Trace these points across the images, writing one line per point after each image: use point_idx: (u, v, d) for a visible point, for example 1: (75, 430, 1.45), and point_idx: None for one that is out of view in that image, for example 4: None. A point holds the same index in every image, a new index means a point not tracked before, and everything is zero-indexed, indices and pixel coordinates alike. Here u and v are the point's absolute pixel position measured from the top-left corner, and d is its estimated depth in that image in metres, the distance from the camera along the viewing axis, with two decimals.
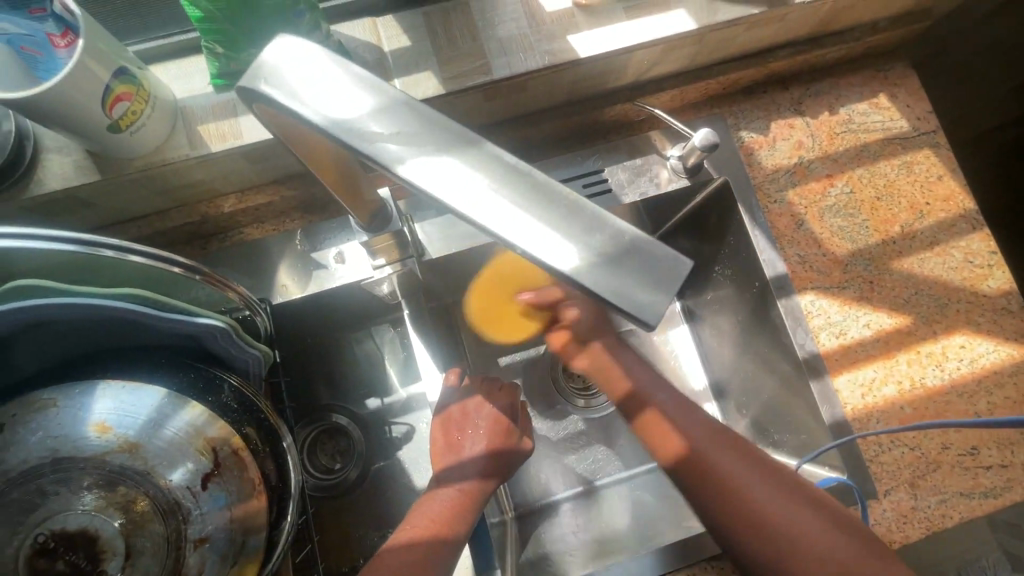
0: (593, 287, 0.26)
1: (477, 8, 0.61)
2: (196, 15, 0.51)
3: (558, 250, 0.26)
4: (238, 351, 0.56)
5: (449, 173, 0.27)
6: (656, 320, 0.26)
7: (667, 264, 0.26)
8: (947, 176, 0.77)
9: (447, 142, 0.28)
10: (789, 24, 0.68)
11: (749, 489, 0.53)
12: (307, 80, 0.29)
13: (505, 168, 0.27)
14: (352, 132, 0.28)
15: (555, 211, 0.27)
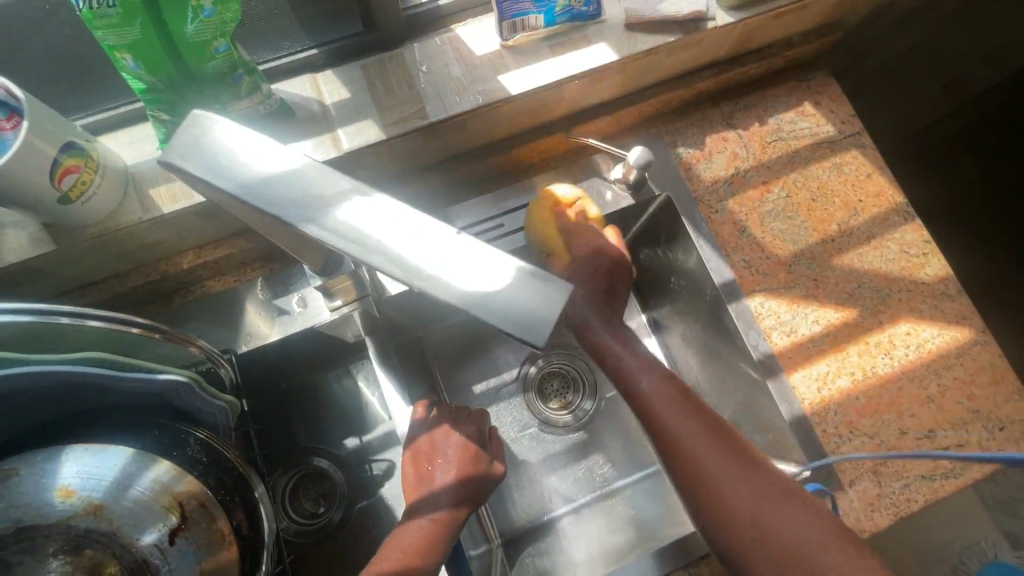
0: (494, 316, 0.28)
1: (410, 57, 0.65)
2: (139, 88, 0.54)
3: (466, 286, 0.28)
4: (203, 404, 0.58)
5: (362, 230, 0.29)
6: (546, 340, 0.28)
7: (554, 288, 0.29)
8: (876, 173, 0.82)
9: (354, 195, 0.30)
10: (707, 47, 0.72)
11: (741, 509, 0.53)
12: (227, 153, 0.31)
13: (407, 218, 0.30)
14: (262, 195, 0.30)
15: (459, 251, 0.29)
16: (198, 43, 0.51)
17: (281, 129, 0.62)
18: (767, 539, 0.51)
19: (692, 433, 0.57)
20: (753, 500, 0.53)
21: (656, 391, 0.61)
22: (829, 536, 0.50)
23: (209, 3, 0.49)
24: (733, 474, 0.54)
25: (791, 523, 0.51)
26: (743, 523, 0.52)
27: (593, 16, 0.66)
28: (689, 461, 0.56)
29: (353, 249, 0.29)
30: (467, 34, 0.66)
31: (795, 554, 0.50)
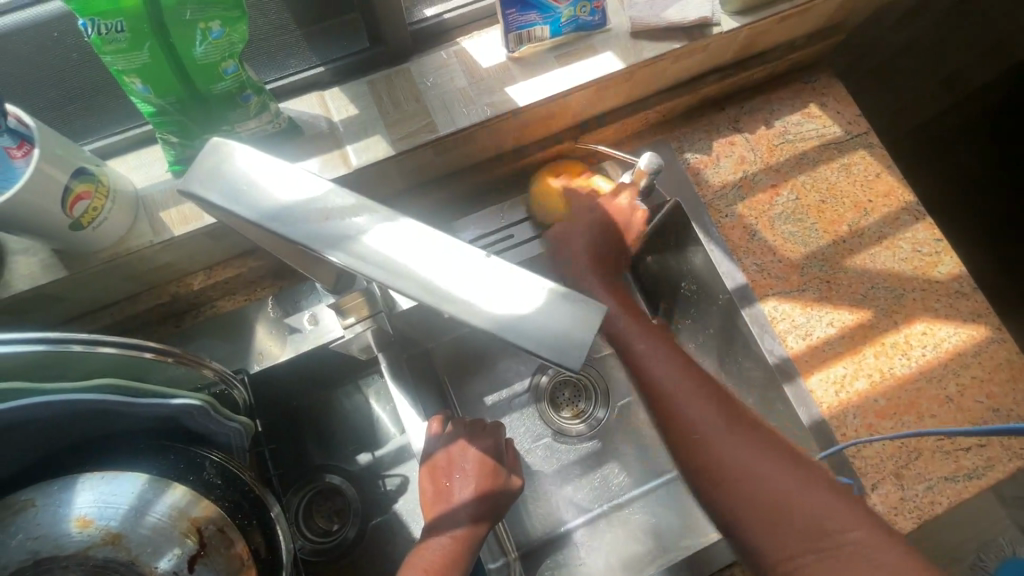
0: (525, 342, 0.27)
1: (417, 70, 0.64)
2: (148, 111, 0.54)
3: (496, 312, 0.28)
4: (217, 426, 0.58)
5: (387, 257, 0.29)
6: (580, 362, 0.27)
7: (582, 312, 0.28)
8: (884, 173, 0.81)
9: (377, 220, 0.30)
10: (712, 53, 0.72)
11: (738, 465, 0.53)
12: (245, 181, 0.30)
13: (432, 243, 0.29)
14: (280, 220, 0.29)
15: (487, 274, 0.28)
16: (206, 65, 0.51)
17: (290, 147, 0.62)
18: (773, 500, 0.51)
19: (697, 404, 0.56)
20: (760, 461, 0.53)
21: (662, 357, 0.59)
22: (832, 495, 0.51)
23: (217, 25, 0.49)
24: (737, 436, 0.54)
25: (799, 482, 0.51)
26: (748, 485, 0.52)
27: (599, 25, 0.66)
28: (681, 425, 0.56)
29: (378, 273, 0.29)
30: (473, 46, 0.66)
31: (798, 512, 0.50)
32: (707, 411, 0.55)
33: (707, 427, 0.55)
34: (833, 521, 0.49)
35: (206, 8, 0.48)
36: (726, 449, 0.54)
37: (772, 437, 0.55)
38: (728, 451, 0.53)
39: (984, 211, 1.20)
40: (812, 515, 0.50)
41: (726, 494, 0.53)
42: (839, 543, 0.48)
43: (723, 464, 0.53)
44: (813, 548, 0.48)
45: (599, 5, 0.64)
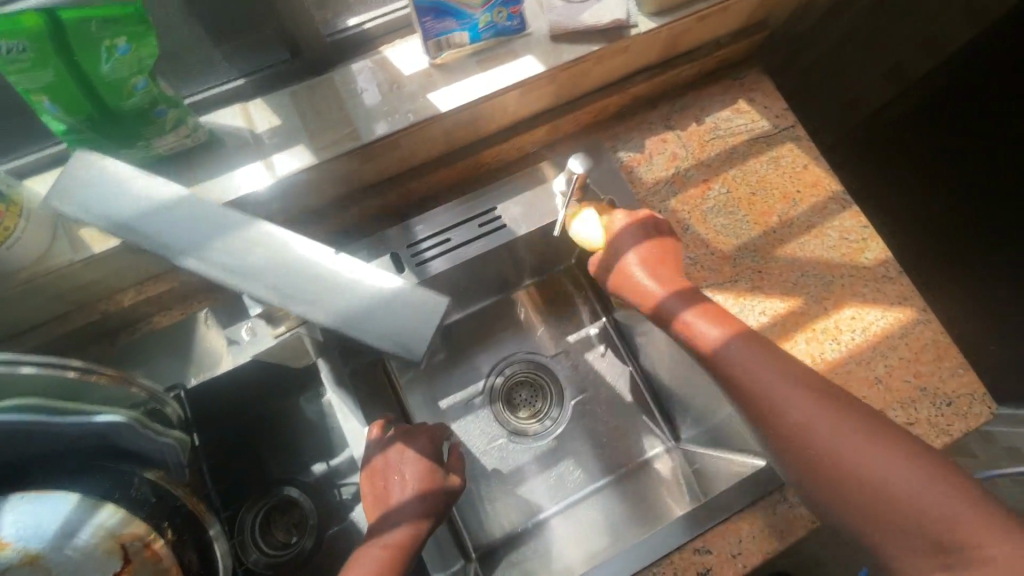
0: (352, 325, 0.32)
1: (340, 80, 0.65)
2: (60, 129, 0.54)
3: (326, 302, 0.33)
4: (148, 442, 0.59)
5: (229, 258, 0.33)
6: (401, 339, 0.32)
7: (401, 297, 0.33)
8: (812, 164, 0.84)
9: (224, 225, 0.34)
10: (635, 54, 0.74)
11: (872, 467, 0.51)
12: (99, 195, 0.34)
13: (272, 242, 0.34)
14: (130, 228, 0.33)
15: (322, 270, 0.33)
16: (114, 82, 0.51)
17: (213, 161, 0.62)
18: (842, 478, 0.52)
19: (794, 398, 0.56)
20: (865, 458, 0.52)
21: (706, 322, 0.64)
22: (898, 458, 0.51)
23: (123, 42, 0.50)
24: (799, 404, 0.56)
25: (848, 441, 0.53)
26: (834, 461, 0.53)
27: (518, 30, 0.67)
28: (787, 420, 0.56)
29: (227, 272, 0.33)
30: (395, 54, 0.67)
31: (856, 477, 0.52)
32: (824, 413, 0.55)
33: (813, 423, 0.55)
34: (901, 489, 0.50)
35: (111, 25, 0.48)
36: (847, 448, 0.53)
37: (884, 429, 0.53)
38: (849, 445, 0.53)
39: (926, 215, 1.22)
40: (875, 480, 0.51)
41: (866, 492, 0.51)
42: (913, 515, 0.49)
43: (840, 463, 0.53)
44: (879, 519, 0.50)
45: (516, 11, 0.65)
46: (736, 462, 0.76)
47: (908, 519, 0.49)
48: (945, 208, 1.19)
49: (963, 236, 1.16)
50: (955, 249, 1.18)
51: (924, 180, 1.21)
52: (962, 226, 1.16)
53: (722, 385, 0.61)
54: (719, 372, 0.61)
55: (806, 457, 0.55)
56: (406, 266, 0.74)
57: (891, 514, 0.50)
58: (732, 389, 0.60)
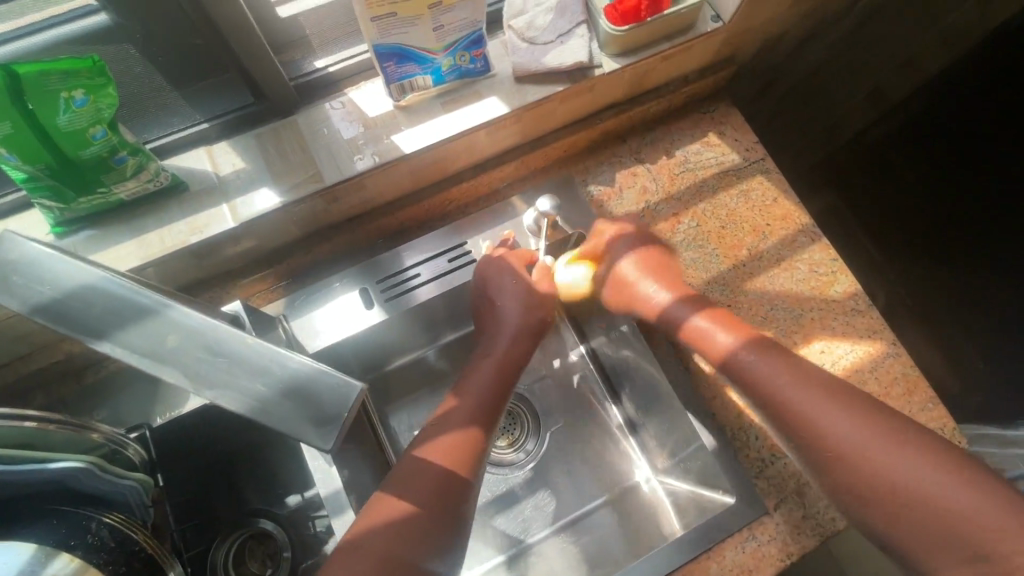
0: (280, 421, 0.29)
1: (305, 123, 0.66)
2: (20, 177, 0.54)
3: (250, 396, 0.30)
4: (109, 486, 0.59)
5: (148, 345, 0.30)
6: (331, 439, 0.29)
7: (334, 391, 0.30)
8: (782, 197, 0.84)
9: (143, 307, 0.31)
10: (600, 92, 0.75)
11: (900, 475, 0.53)
12: (19, 275, 0.31)
13: (197, 326, 0.31)
14: (44, 311, 0.31)
15: (247, 358, 0.30)
16: (72, 132, 0.52)
17: (177, 205, 0.63)
18: (886, 488, 0.54)
19: (812, 403, 0.58)
20: (898, 466, 0.54)
21: (712, 324, 0.67)
22: (935, 464, 0.53)
23: (81, 94, 0.50)
24: (832, 409, 0.57)
25: (905, 459, 0.54)
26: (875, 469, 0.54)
27: (482, 72, 0.68)
28: (809, 429, 0.58)
29: (146, 361, 0.30)
30: (360, 96, 0.68)
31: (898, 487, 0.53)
32: (844, 417, 0.57)
33: (834, 430, 0.56)
34: (952, 500, 0.51)
35: (69, 78, 0.49)
36: (871, 454, 0.55)
37: (903, 434, 0.55)
38: (877, 451, 0.55)
39: (911, 242, 1.20)
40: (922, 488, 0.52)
41: (896, 496, 0.53)
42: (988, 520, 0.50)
43: (867, 467, 0.54)
44: (952, 547, 0.50)
45: (479, 54, 0.66)
46: (710, 497, 0.76)
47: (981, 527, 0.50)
48: (931, 236, 1.16)
49: (952, 264, 1.14)
50: (942, 277, 1.16)
51: (910, 206, 1.19)
52: (939, 251, 1.16)
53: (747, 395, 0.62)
54: (745, 377, 0.62)
55: (830, 464, 0.56)
56: (377, 301, 0.73)
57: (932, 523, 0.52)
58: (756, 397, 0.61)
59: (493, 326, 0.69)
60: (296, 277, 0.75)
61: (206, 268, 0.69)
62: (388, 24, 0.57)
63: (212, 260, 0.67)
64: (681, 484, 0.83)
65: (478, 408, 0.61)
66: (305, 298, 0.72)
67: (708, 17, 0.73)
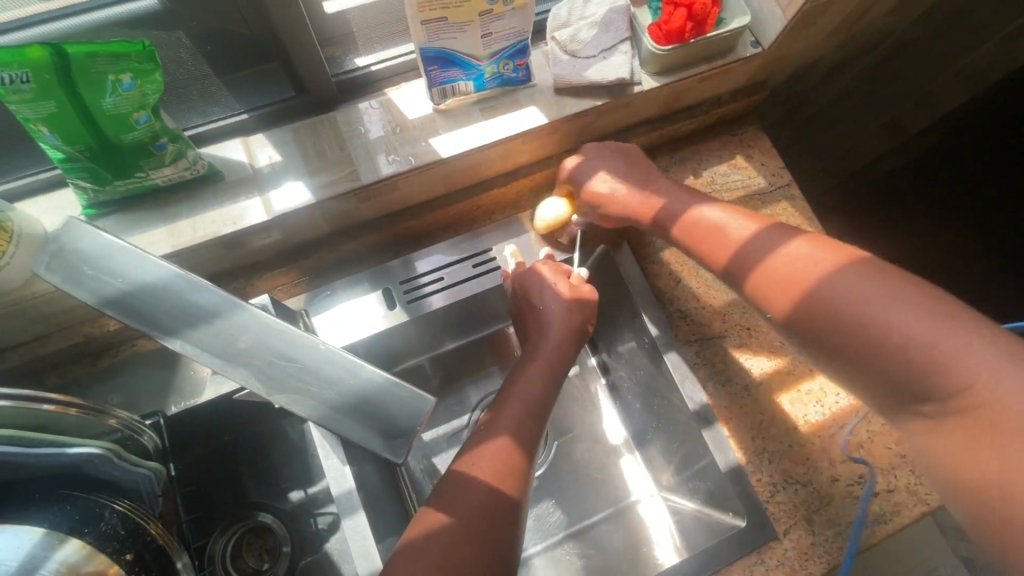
0: (351, 432, 0.30)
1: (343, 119, 0.66)
2: (59, 157, 0.54)
3: (322, 406, 0.30)
4: (122, 473, 0.58)
5: (221, 347, 0.31)
6: (404, 453, 0.30)
7: (406, 404, 0.31)
8: (805, 224, 0.84)
9: (217, 307, 0.32)
10: (637, 108, 0.76)
11: (952, 360, 0.43)
12: (90, 265, 0.32)
13: (269, 329, 0.31)
14: (117, 306, 0.31)
15: (320, 366, 0.31)
16: (116, 116, 0.51)
17: (210, 193, 0.62)
18: (932, 369, 0.44)
19: (870, 299, 0.48)
20: (948, 348, 0.43)
21: (809, 249, 0.55)
22: (991, 353, 0.42)
23: (128, 78, 0.50)
24: (881, 304, 0.47)
25: (951, 343, 0.43)
26: (901, 354, 0.45)
27: (523, 81, 0.68)
28: (859, 337, 0.48)
29: (218, 361, 0.31)
30: (399, 96, 0.68)
31: (918, 369, 0.44)
32: (904, 309, 0.46)
33: (887, 328, 0.46)
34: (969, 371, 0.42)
35: (118, 61, 0.48)
36: (929, 343, 0.44)
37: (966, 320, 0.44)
38: (936, 340, 0.44)
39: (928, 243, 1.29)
40: (936, 364, 0.44)
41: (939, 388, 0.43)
42: (968, 405, 0.42)
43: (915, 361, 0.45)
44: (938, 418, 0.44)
45: (521, 64, 0.66)
46: (719, 519, 0.76)
47: (952, 413, 0.43)
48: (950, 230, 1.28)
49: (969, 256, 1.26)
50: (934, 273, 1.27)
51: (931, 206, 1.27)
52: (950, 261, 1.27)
53: (802, 334, 0.53)
54: (809, 308, 0.52)
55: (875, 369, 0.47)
56: (399, 302, 0.73)
57: (935, 408, 0.44)
58: (814, 332, 0.51)
59: (538, 333, 0.67)
60: (319, 273, 0.75)
61: (233, 258, 0.68)
62: (437, 29, 0.57)
63: (239, 251, 0.66)
64: (687, 503, 0.83)
65: (523, 416, 0.59)
66: (327, 295, 0.72)
67: (747, 42, 0.74)
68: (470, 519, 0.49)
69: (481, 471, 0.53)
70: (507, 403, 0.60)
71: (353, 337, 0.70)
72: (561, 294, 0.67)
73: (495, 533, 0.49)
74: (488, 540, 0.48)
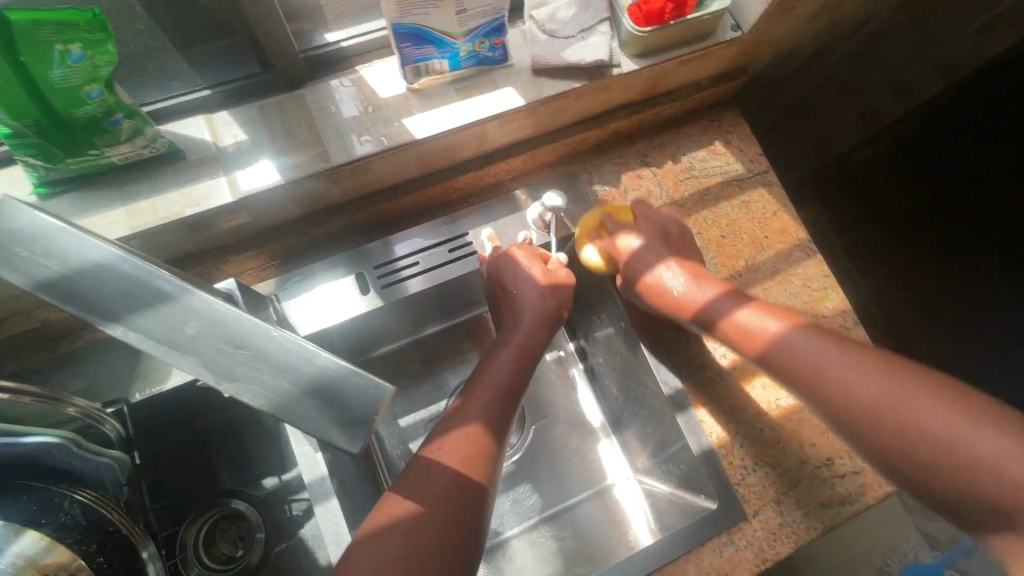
0: (305, 423, 0.29)
1: (312, 97, 0.64)
2: (3, 132, 0.50)
3: (275, 395, 0.29)
4: (83, 462, 0.56)
5: (166, 333, 0.29)
6: (360, 443, 0.29)
7: (363, 392, 0.30)
8: (781, 211, 0.85)
9: (160, 290, 0.30)
10: (616, 92, 0.75)
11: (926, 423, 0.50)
12: (23, 248, 0.30)
13: (218, 314, 0.30)
14: (52, 290, 0.29)
15: (272, 354, 0.30)
16: (66, 89, 0.48)
17: (171, 172, 0.60)
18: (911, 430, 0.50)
19: (842, 370, 0.55)
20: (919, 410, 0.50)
21: (759, 316, 0.63)
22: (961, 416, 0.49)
23: (77, 48, 0.46)
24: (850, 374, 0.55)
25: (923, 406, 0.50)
26: (895, 422, 0.51)
27: (500, 61, 0.66)
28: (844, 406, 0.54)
29: (162, 349, 0.29)
30: (371, 74, 0.66)
31: (908, 436, 0.50)
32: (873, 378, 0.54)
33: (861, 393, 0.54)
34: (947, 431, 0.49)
35: (66, 30, 0.45)
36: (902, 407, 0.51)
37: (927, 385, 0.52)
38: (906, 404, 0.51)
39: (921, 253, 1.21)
40: (915, 429, 0.50)
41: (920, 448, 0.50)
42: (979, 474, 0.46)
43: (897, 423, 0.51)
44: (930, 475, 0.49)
45: (498, 43, 0.64)
46: (690, 501, 0.78)
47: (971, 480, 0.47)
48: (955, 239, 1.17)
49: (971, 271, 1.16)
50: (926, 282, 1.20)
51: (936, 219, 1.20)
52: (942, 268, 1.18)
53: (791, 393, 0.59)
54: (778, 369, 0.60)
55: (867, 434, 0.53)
56: (373, 287, 0.72)
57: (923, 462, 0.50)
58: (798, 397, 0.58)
59: (511, 320, 0.67)
60: (292, 257, 0.73)
61: (198, 241, 0.65)
62: (410, 4, 0.55)
63: (205, 233, 0.64)
64: (661, 485, 0.84)
65: (492, 401, 0.58)
66: (297, 280, 0.70)
67: (728, 26, 0.73)
68: (437, 506, 0.49)
69: (449, 457, 0.52)
70: (477, 387, 0.60)
71: (326, 322, 0.68)
72: (534, 277, 0.66)
73: (460, 515, 0.49)
74: (451, 524, 0.48)
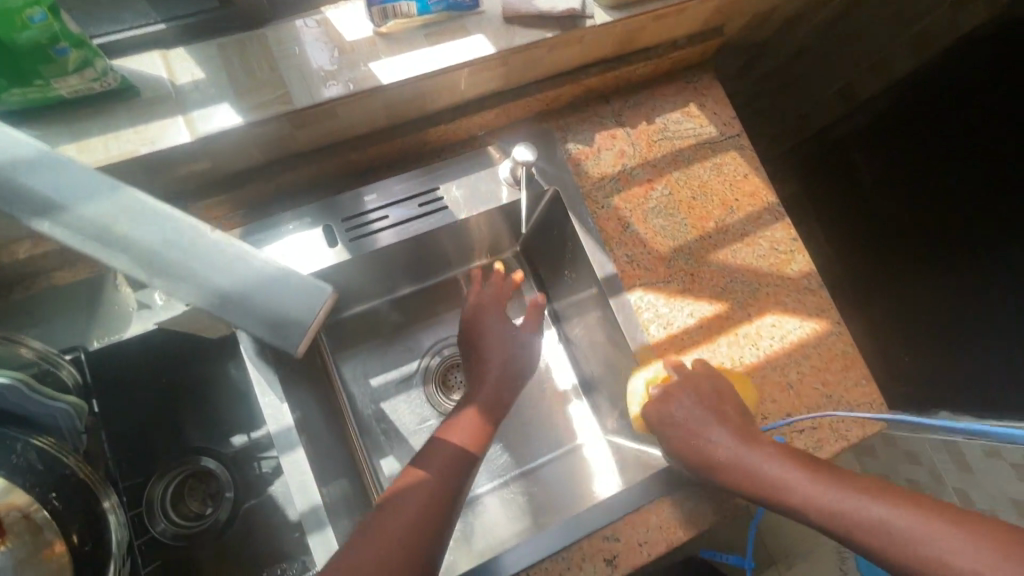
0: (244, 320, 0.31)
1: (274, 38, 0.62)
2: None
3: (213, 292, 0.31)
4: (37, 406, 0.55)
5: (103, 233, 0.31)
6: (295, 342, 0.31)
7: (299, 291, 0.32)
8: (752, 174, 0.86)
9: (98, 191, 0.31)
10: (590, 45, 0.74)
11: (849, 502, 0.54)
12: None
13: (156, 216, 0.31)
14: None
15: (210, 255, 0.31)
16: (5, 9, 0.45)
17: (125, 111, 0.57)
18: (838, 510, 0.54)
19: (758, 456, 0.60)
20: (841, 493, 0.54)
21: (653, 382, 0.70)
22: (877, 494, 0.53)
23: None
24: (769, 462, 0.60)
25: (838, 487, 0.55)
26: (850, 520, 0.53)
27: (471, 7, 0.65)
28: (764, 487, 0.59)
29: (99, 249, 0.31)
30: (337, 18, 0.64)
31: (835, 513, 0.54)
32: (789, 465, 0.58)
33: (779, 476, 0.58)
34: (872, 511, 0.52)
35: None
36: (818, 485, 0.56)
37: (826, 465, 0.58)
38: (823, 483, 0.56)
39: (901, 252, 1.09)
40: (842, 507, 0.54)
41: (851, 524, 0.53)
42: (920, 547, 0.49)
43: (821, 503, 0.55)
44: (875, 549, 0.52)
45: None
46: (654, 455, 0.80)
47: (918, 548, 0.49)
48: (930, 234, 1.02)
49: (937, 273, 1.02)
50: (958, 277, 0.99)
51: (935, 217, 1.01)
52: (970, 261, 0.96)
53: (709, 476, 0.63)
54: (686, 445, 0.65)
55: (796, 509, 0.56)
56: (341, 240, 0.71)
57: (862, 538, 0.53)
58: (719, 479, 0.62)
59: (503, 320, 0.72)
60: (255, 207, 0.72)
61: (155, 186, 0.63)
62: None
63: (162, 178, 0.62)
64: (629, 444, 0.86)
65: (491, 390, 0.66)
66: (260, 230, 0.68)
67: None
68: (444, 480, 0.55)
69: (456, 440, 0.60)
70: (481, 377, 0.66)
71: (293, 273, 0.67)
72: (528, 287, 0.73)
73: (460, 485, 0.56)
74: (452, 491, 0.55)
